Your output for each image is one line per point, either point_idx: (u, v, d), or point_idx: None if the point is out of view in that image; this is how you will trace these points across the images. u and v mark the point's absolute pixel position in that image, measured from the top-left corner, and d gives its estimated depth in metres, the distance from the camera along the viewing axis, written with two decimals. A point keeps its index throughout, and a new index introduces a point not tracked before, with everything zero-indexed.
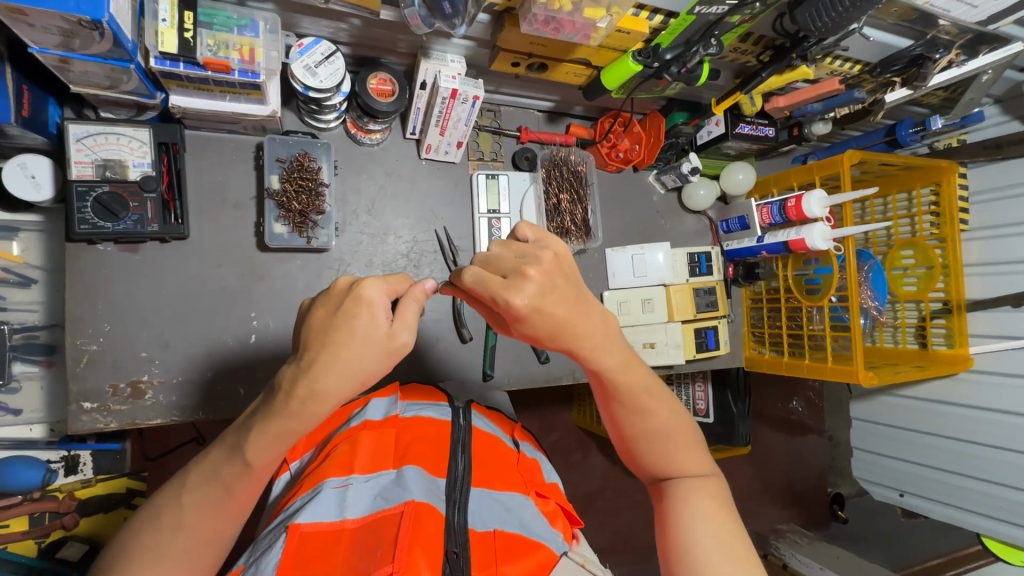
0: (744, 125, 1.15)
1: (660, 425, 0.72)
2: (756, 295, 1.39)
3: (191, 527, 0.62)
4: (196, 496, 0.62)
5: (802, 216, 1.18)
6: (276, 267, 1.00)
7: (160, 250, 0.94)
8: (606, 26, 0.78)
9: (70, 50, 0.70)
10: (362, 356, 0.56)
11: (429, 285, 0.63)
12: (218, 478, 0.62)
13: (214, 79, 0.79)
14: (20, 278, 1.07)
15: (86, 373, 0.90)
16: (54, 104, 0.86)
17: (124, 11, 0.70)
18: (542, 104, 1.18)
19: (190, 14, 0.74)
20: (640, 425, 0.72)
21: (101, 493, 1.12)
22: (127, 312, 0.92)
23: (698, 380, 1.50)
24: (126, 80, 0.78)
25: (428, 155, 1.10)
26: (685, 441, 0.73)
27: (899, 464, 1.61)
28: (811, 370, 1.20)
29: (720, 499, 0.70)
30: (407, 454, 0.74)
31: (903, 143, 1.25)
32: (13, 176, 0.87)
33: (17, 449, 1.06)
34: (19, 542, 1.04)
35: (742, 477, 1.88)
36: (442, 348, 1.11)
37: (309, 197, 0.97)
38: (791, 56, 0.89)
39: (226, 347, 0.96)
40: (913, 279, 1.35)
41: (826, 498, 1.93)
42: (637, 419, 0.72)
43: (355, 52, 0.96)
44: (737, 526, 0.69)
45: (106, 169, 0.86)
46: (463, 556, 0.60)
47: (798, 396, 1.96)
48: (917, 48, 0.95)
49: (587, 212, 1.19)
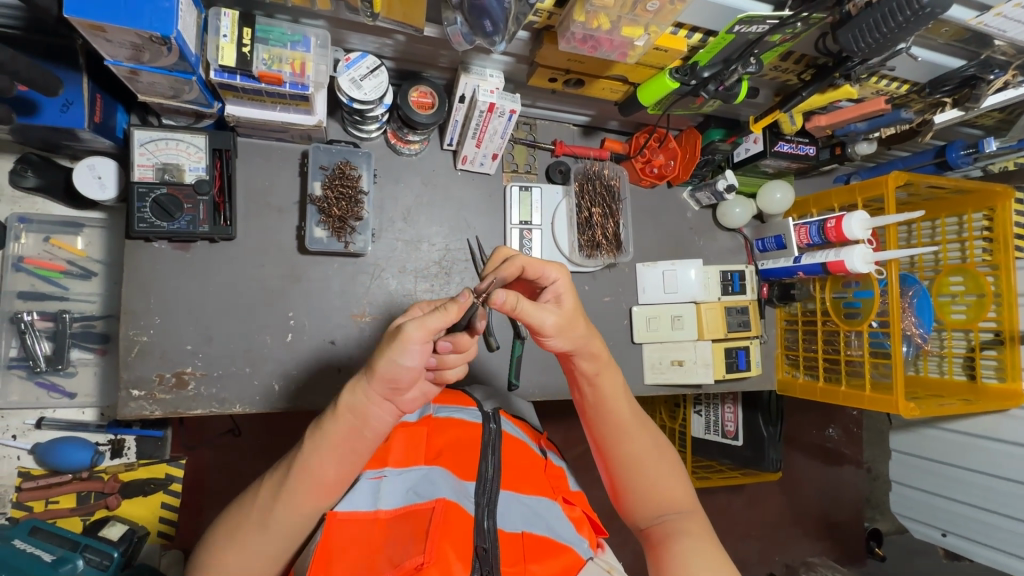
0: (784, 143, 1.13)
1: (649, 456, 0.79)
2: (791, 317, 1.36)
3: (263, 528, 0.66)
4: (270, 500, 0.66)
5: (842, 238, 1.15)
6: (315, 270, 1.04)
7: (209, 249, 0.99)
8: (643, 44, 0.79)
9: (140, 62, 0.76)
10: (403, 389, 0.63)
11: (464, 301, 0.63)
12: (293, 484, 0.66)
13: (266, 90, 0.84)
14: (82, 271, 1.15)
15: (136, 362, 0.96)
16: (122, 111, 0.93)
17: (190, 26, 0.74)
18: (578, 119, 1.20)
19: (248, 30, 0.79)
20: (633, 454, 0.78)
21: (143, 477, 1.17)
22: (176, 306, 0.98)
23: (728, 401, 1.46)
24: (188, 90, 0.83)
25: (464, 166, 1.12)
26: (671, 471, 0.80)
27: (942, 502, 1.53)
28: (847, 398, 1.16)
29: (705, 532, 0.75)
30: (439, 453, 0.76)
31: (953, 165, 1.20)
32: (83, 176, 0.95)
33: (70, 430, 1.15)
34: (67, 518, 1.12)
35: (772, 504, 1.82)
36: (469, 356, 1.13)
37: (348, 204, 1.01)
38: (834, 75, 0.88)
39: (264, 344, 1.01)
40: (962, 307, 1.29)
41: (862, 532, 1.84)
42: (621, 446, 0.78)
43: (400, 66, 1.00)
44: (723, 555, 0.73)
45: (164, 172, 0.92)
46: (492, 551, 0.62)
47: (835, 423, 1.89)
48: (969, 68, 0.91)
49: (619, 226, 1.17)
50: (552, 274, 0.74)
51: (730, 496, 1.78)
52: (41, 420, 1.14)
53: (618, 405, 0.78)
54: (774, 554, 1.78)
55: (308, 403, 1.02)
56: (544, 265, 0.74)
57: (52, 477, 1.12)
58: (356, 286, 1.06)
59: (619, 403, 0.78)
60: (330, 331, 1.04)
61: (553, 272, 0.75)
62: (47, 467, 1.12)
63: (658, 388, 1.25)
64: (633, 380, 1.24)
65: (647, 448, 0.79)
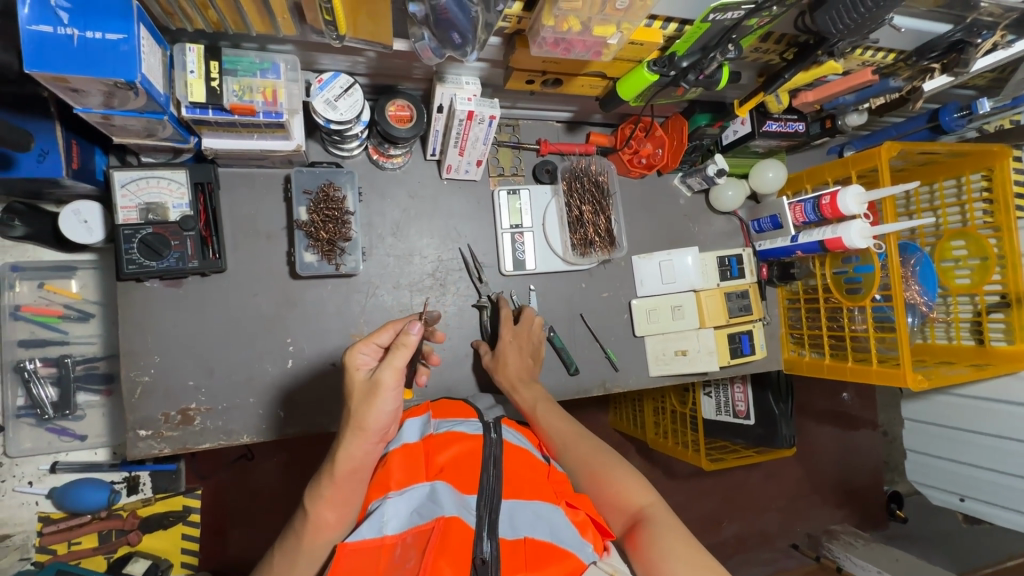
0: (772, 122, 1.12)
1: (597, 464, 0.87)
2: (793, 295, 1.34)
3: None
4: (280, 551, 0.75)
5: (838, 214, 1.13)
6: (309, 294, 1.04)
7: (201, 283, 0.99)
8: (617, 42, 0.77)
9: (110, 108, 0.75)
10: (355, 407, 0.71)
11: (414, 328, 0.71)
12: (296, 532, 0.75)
13: (240, 122, 0.82)
14: (80, 313, 1.16)
15: (141, 403, 0.96)
16: (100, 153, 0.93)
17: (156, 66, 0.73)
18: (561, 115, 1.18)
19: (216, 63, 0.78)
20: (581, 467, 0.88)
21: (160, 510, 1.21)
22: (174, 344, 0.98)
23: (737, 381, 1.46)
24: (162, 129, 0.83)
25: (449, 175, 1.11)
26: (627, 477, 0.85)
27: (957, 466, 1.52)
28: (855, 373, 1.15)
29: (668, 521, 0.77)
30: (440, 469, 0.76)
31: (948, 129, 1.16)
32: (69, 222, 0.95)
33: (85, 471, 1.16)
34: (91, 558, 1.14)
35: (789, 477, 1.82)
36: (472, 363, 1.13)
37: (335, 226, 1.00)
38: (817, 53, 0.85)
39: (266, 372, 1.01)
40: (966, 272, 1.27)
41: (882, 496, 1.85)
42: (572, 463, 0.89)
43: (374, 80, 0.99)
44: (679, 536, 0.75)
45: (149, 212, 0.92)
46: (493, 563, 0.64)
47: (848, 388, 1.89)
48: (957, 32, 0.89)
49: (610, 221, 1.16)
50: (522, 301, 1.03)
51: (746, 473, 1.79)
52: (55, 464, 1.15)
53: (557, 429, 0.94)
54: (795, 526, 1.79)
55: (316, 425, 1.03)
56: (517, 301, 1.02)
57: (72, 519, 1.14)
58: (352, 305, 1.06)
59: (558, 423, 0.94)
60: (330, 353, 1.04)
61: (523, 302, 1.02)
62: (66, 510, 1.14)
63: (663, 378, 1.24)
64: (638, 372, 1.24)
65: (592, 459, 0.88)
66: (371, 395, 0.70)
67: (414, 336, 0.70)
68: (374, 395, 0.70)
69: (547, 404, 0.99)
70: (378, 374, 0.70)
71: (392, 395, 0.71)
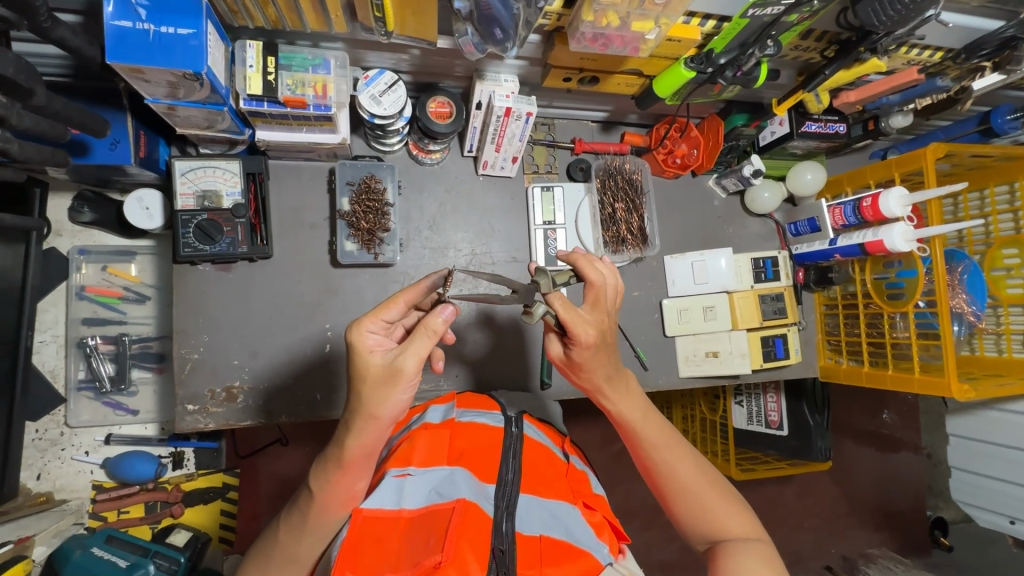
0: (811, 123, 1.10)
1: (707, 490, 0.82)
2: (830, 301, 1.31)
3: (283, 544, 0.77)
4: (286, 526, 0.76)
5: (879, 216, 1.10)
6: (348, 283, 1.08)
7: (249, 268, 1.04)
8: (655, 37, 0.79)
9: (176, 98, 0.81)
10: (370, 395, 0.67)
11: (447, 312, 0.68)
12: (300, 504, 0.76)
13: (292, 114, 0.88)
14: (137, 296, 1.24)
15: (189, 379, 1.01)
16: (164, 144, 1.00)
17: (219, 60, 0.79)
18: (596, 115, 1.20)
19: (272, 59, 0.83)
20: (672, 478, 0.84)
21: (202, 486, 1.27)
22: (222, 325, 1.03)
23: (769, 390, 1.41)
24: (221, 120, 0.88)
25: (485, 171, 1.14)
26: (726, 500, 0.82)
27: (1007, 487, 1.44)
28: (896, 382, 1.11)
29: (763, 555, 0.74)
30: (461, 455, 0.78)
31: (999, 131, 1.12)
32: (132, 208, 1.02)
33: (135, 444, 1.23)
34: (138, 526, 1.20)
35: (824, 494, 1.76)
36: (501, 356, 1.14)
37: (376, 216, 1.05)
38: (858, 50, 0.85)
39: (305, 356, 1.05)
40: (1018, 281, 1.21)
41: (925, 522, 1.77)
42: (665, 472, 0.84)
43: (416, 78, 1.03)
44: None
45: (204, 199, 0.98)
46: (510, 554, 0.64)
47: (889, 408, 1.82)
48: (1008, 29, 0.84)
49: (644, 219, 1.16)
50: (580, 329, 0.75)
51: (780, 488, 1.74)
52: (109, 436, 1.22)
53: (648, 433, 0.86)
54: (829, 546, 1.72)
55: None
56: (573, 318, 0.75)
57: (122, 489, 1.21)
58: (387, 295, 1.09)
59: (643, 422, 0.86)
60: None
61: (581, 331, 0.76)
62: (117, 480, 1.21)
63: (693, 380, 1.23)
64: (668, 374, 1.23)
65: (687, 475, 0.83)
66: (391, 381, 0.67)
67: (444, 320, 0.68)
68: (395, 383, 0.67)
69: (648, 414, 0.87)
70: (400, 361, 0.66)
71: (413, 384, 0.68)
